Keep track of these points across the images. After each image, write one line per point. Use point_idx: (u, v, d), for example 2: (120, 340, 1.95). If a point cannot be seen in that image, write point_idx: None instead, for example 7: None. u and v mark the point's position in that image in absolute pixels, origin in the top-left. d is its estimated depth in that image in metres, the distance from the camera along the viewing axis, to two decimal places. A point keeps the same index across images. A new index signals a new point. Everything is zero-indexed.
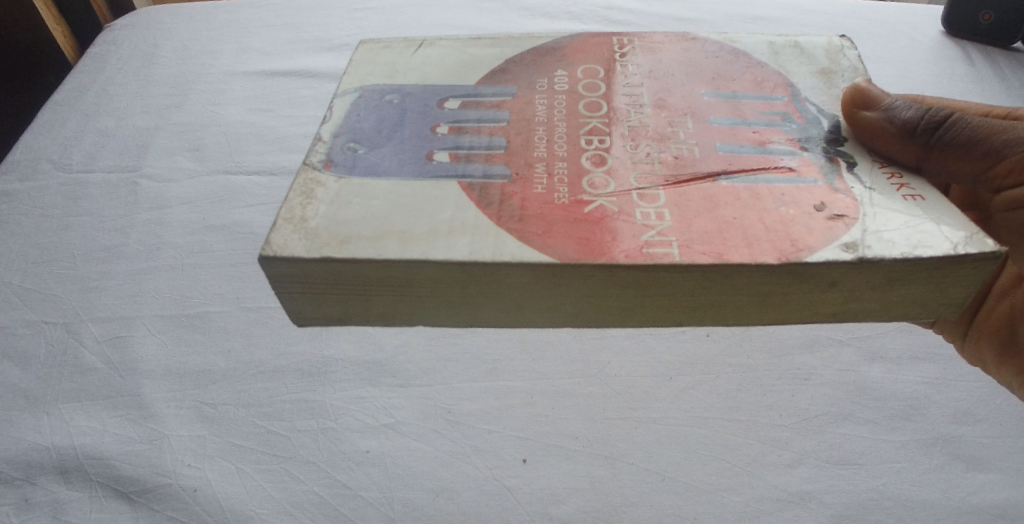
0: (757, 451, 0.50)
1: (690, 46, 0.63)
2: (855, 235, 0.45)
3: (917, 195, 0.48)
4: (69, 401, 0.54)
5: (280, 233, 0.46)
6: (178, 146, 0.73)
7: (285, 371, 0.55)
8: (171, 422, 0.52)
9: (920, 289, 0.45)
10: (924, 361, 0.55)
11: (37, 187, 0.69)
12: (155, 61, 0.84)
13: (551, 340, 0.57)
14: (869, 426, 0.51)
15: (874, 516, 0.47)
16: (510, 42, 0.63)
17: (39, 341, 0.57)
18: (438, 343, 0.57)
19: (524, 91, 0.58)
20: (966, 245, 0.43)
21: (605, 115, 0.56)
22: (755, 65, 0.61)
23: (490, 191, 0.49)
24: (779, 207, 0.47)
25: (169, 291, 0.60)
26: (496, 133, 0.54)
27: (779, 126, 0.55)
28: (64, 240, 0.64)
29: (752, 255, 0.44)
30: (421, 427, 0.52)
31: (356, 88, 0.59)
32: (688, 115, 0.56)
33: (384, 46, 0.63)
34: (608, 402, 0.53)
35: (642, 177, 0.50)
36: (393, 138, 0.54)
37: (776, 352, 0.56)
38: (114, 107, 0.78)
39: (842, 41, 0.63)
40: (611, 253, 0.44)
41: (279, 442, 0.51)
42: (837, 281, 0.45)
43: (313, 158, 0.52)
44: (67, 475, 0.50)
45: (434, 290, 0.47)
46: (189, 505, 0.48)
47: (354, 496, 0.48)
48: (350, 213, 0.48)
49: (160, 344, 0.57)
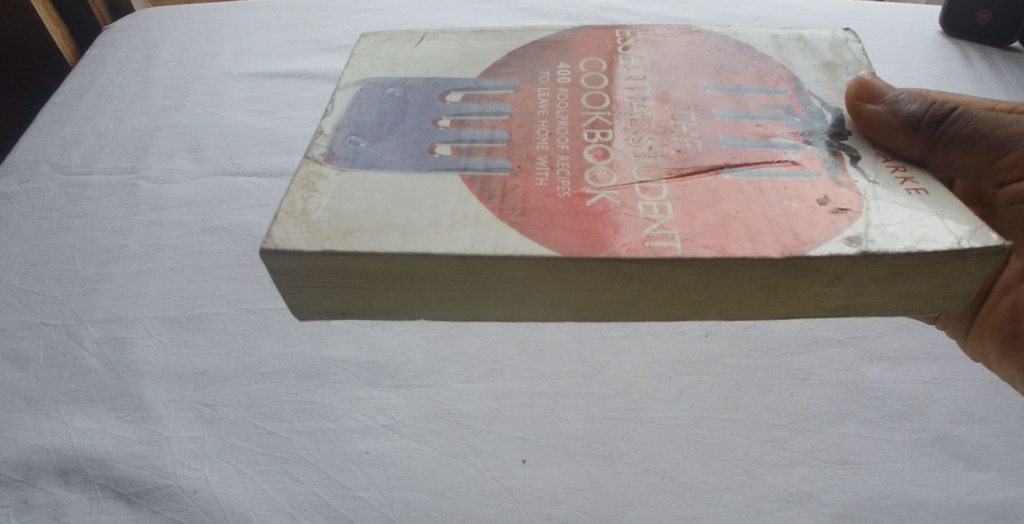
0: (757, 451, 0.50)
1: (693, 38, 0.63)
2: (859, 229, 0.45)
3: (920, 189, 0.48)
4: (68, 402, 0.54)
5: (281, 227, 0.46)
6: (177, 147, 0.73)
7: (285, 372, 0.55)
8: (170, 423, 0.52)
9: (923, 284, 0.45)
10: (924, 360, 0.55)
11: (37, 189, 0.69)
12: (154, 62, 0.85)
13: (551, 340, 0.57)
14: (869, 426, 0.51)
15: (874, 516, 0.47)
16: (512, 36, 0.63)
17: (39, 343, 0.57)
18: (438, 343, 0.57)
19: (526, 85, 0.58)
20: (970, 240, 0.43)
21: (607, 108, 0.56)
22: (758, 58, 0.61)
23: (492, 184, 0.49)
24: (782, 200, 0.47)
25: (168, 292, 0.60)
26: (498, 127, 0.54)
27: (782, 120, 0.55)
28: (63, 241, 0.64)
29: (754, 248, 0.44)
30: (421, 427, 0.52)
31: (357, 82, 0.59)
32: (690, 108, 0.56)
33: (386, 40, 0.63)
34: (608, 401, 0.53)
35: (644, 171, 0.50)
36: (395, 131, 0.54)
37: (777, 351, 0.56)
38: (114, 108, 0.78)
39: (846, 35, 0.63)
40: (613, 247, 0.44)
41: (278, 442, 0.51)
42: (840, 275, 0.45)
43: (314, 152, 0.52)
44: (67, 476, 0.50)
45: (436, 284, 0.47)
46: (189, 506, 0.48)
47: (353, 497, 0.48)
48: (351, 206, 0.48)
49: (160, 344, 0.57)
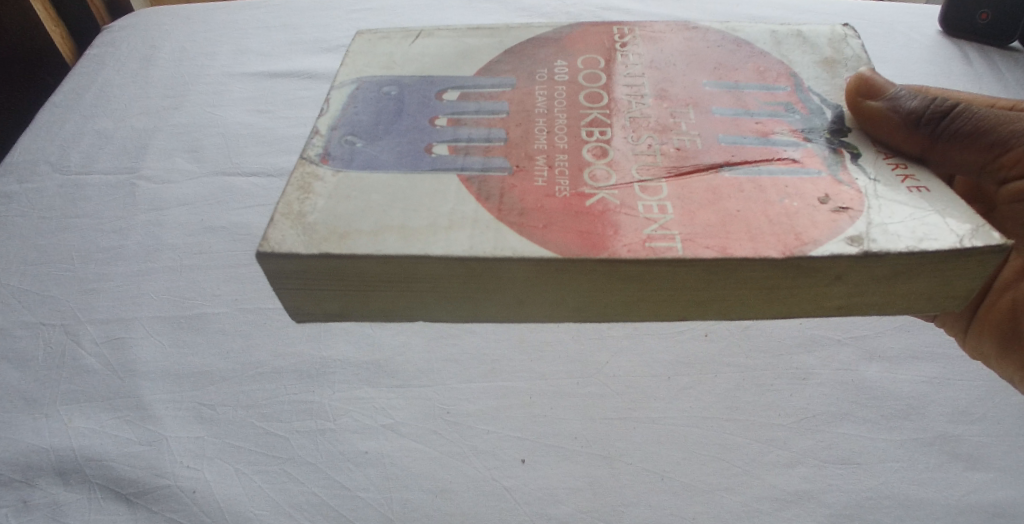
0: (757, 451, 0.50)
1: (692, 35, 0.63)
2: (860, 228, 0.45)
3: (921, 186, 0.48)
4: (67, 403, 0.53)
5: (278, 229, 0.46)
6: (176, 148, 0.73)
7: (284, 372, 0.55)
8: (169, 423, 0.52)
9: (924, 283, 0.45)
10: (923, 360, 0.55)
11: (36, 189, 0.69)
12: (153, 62, 0.84)
13: (550, 339, 0.57)
14: (868, 425, 0.51)
15: (873, 516, 0.47)
16: (509, 33, 0.63)
17: (38, 343, 0.57)
18: (437, 344, 0.57)
19: (524, 82, 0.58)
20: (972, 238, 0.44)
21: (605, 106, 0.56)
22: (757, 54, 0.61)
23: (490, 183, 0.49)
24: (783, 199, 0.47)
25: (167, 293, 0.60)
26: (496, 125, 0.54)
27: (781, 117, 0.55)
28: (62, 242, 0.64)
29: (754, 249, 0.44)
30: (420, 428, 0.52)
31: (354, 80, 0.59)
32: (690, 106, 0.56)
33: (383, 37, 0.63)
34: (608, 401, 0.53)
35: (644, 169, 0.50)
36: (392, 130, 0.54)
37: (776, 351, 0.56)
38: (112, 108, 0.78)
39: (845, 30, 0.63)
40: (614, 247, 0.44)
41: (278, 442, 0.51)
42: (841, 275, 0.45)
43: (311, 152, 0.52)
44: (66, 476, 0.50)
45: (435, 285, 0.47)
46: (188, 506, 0.48)
47: (352, 496, 0.48)
48: (349, 207, 0.48)
49: (159, 345, 0.57)
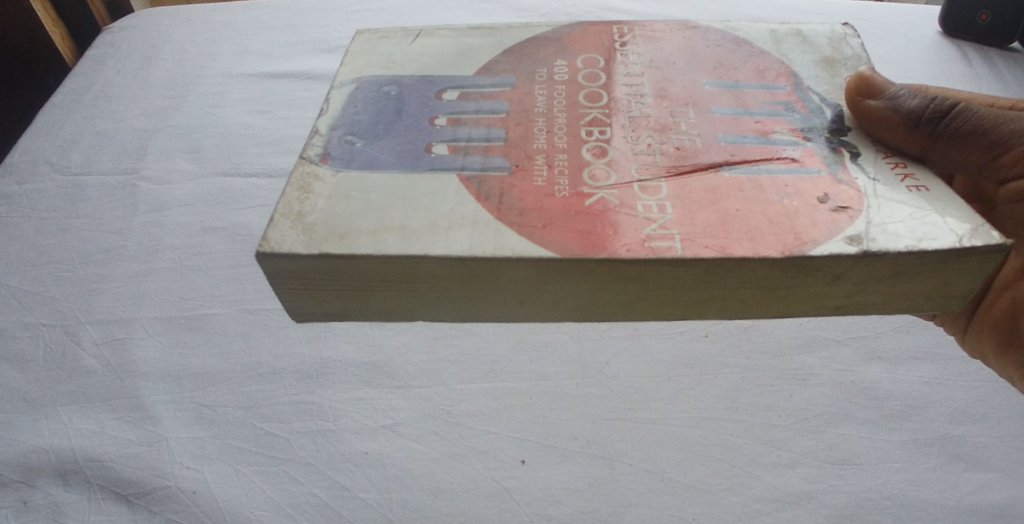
0: (757, 451, 0.50)
1: (691, 34, 0.63)
2: (860, 228, 0.45)
3: (921, 185, 0.48)
4: (67, 403, 0.54)
5: (276, 229, 0.46)
6: (176, 149, 0.73)
7: (284, 373, 0.55)
8: (169, 424, 0.52)
9: (924, 282, 0.45)
10: (923, 361, 0.55)
11: (36, 189, 0.69)
12: (153, 62, 0.85)
13: (550, 340, 0.57)
14: (868, 426, 0.51)
15: (873, 516, 0.47)
16: (508, 33, 0.63)
17: (38, 344, 0.57)
18: (437, 345, 0.57)
19: (523, 82, 0.58)
20: (972, 238, 0.43)
21: (605, 105, 0.56)
22: (757, 53, 0.61)
23: (490, 183, 0.49)
24: (783, 199, 0.47)
25: (167, 294, 0.60)
26: (495, 124, 0.54)
27: (781, 116, 0.55)
28: (62, 243, 0.64)
29: (754, 249, 0.44)
30: (420, 429, 0.52)
31: (352, 80, 0.59)
32: (689, 105, 0.56)
33: (382, 36, 0.63)
34: (607, 402, 0.53)
35: (643, 168, 0.50)
36: (391, 130, 0.54)
37: (776, 352, 0.56)
38: (113, 109, 0.78)
39: (845, 30, 0.63)
40: (613, 247, 0.44)
41: (278, 443, 0.51)
42: (841, 275, 0.45)
43: (309, 152, 0.52)
44: (66, 477, 0.50)
45: (434, 285, 0.47)
46: (187, 507, 0.48)
47: (352, 497, 0.48)
48: (348, 207, 0.48)
49: (159, 346, 0.57)
